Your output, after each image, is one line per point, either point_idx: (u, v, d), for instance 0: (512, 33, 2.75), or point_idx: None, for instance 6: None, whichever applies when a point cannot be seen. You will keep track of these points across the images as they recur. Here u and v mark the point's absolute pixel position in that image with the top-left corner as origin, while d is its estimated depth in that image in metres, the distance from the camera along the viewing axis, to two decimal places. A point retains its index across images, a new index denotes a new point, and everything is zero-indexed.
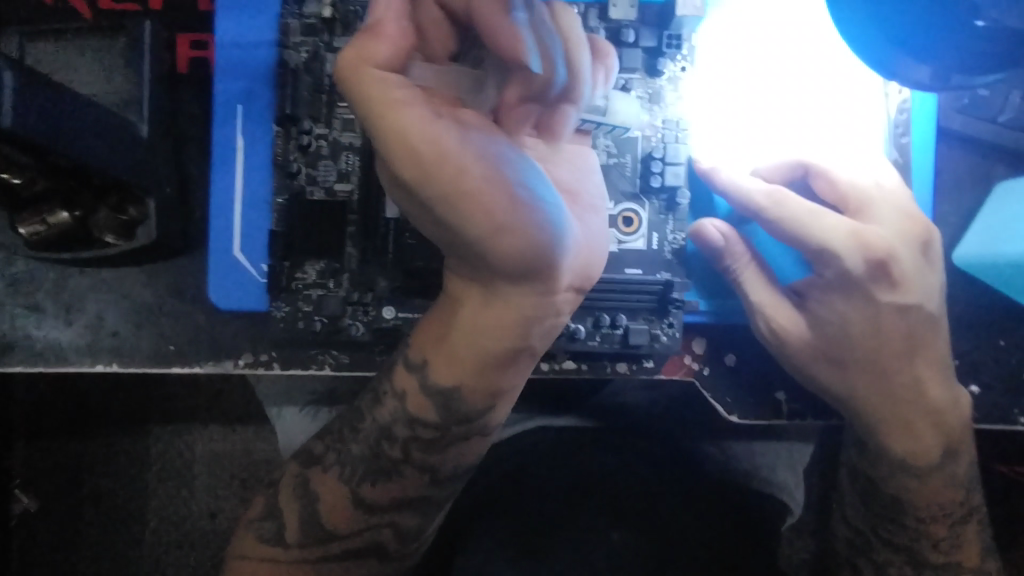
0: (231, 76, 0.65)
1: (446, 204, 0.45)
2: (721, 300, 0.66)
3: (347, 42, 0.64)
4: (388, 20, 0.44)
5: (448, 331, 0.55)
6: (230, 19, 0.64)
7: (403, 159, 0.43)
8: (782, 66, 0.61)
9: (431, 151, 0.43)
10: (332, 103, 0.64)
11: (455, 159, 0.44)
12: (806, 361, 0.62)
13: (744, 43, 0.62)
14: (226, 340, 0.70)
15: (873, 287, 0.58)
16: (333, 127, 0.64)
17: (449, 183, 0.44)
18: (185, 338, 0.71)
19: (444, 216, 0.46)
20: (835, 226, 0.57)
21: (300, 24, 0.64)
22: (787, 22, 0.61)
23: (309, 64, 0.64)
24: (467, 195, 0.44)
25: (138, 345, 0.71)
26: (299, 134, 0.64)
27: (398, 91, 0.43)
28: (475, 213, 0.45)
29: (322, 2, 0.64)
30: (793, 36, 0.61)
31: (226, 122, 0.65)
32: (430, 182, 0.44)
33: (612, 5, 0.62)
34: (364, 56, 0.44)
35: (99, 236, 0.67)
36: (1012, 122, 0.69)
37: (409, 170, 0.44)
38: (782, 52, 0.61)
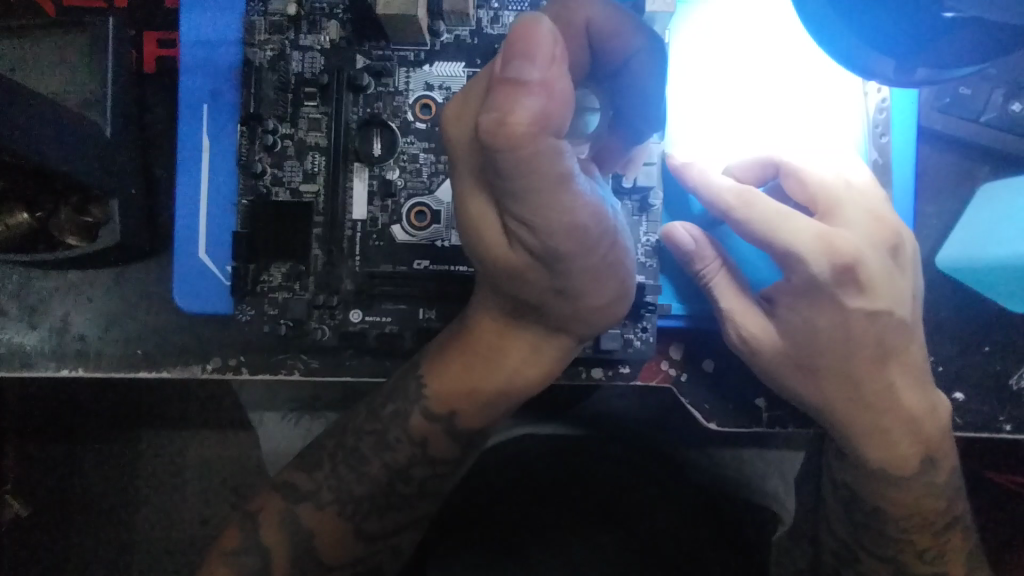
0: (197, 74, 0.64)
1: (584, 274, 0.47)
2: (694, 304, 0.64)
3: (314, 39, 0.63)
4: (559, 77, 0.37)
5: (486, 369, 0.57)
6: (198, 17, 0.64)
7: (565, 237, 0.43)
8: (750, 68, 0.62)
9: (593, 229, 0.44)
10: (298, 102, 0.63)
11: (605, 235, 0.45)
12: (778, 369, 0.60)
13: (717, 46, 0.62)
14: (194, 344, 0.69)
15: (841, 293, 0.57)
16: (298, 127, 0.63)
17: (595, 255, 0.46)
18: (153, 342, 0.70)
19: (570, 279, 0.48)
20: (802, 228, 0.56)
21: (266, 22, 0.63)
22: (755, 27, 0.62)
23: (274, 62, 0.63)
24: (607, 266, 0.47)
25: (106, 348, 0.70)
26: (264, 133, 0.62)
27: (566, 167, 0.40)
28: (608, 282, 0.49)
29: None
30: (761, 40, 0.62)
31: (192, 121, 0.64)
32: (578, 256, 0.45)
33: None
34: (537, 121, 0.37)
35: (60, 238, 0.65)
36: (994, 122, 0.67)
37: (565, 246, 0.44)
38: (751, 56, 0.62)
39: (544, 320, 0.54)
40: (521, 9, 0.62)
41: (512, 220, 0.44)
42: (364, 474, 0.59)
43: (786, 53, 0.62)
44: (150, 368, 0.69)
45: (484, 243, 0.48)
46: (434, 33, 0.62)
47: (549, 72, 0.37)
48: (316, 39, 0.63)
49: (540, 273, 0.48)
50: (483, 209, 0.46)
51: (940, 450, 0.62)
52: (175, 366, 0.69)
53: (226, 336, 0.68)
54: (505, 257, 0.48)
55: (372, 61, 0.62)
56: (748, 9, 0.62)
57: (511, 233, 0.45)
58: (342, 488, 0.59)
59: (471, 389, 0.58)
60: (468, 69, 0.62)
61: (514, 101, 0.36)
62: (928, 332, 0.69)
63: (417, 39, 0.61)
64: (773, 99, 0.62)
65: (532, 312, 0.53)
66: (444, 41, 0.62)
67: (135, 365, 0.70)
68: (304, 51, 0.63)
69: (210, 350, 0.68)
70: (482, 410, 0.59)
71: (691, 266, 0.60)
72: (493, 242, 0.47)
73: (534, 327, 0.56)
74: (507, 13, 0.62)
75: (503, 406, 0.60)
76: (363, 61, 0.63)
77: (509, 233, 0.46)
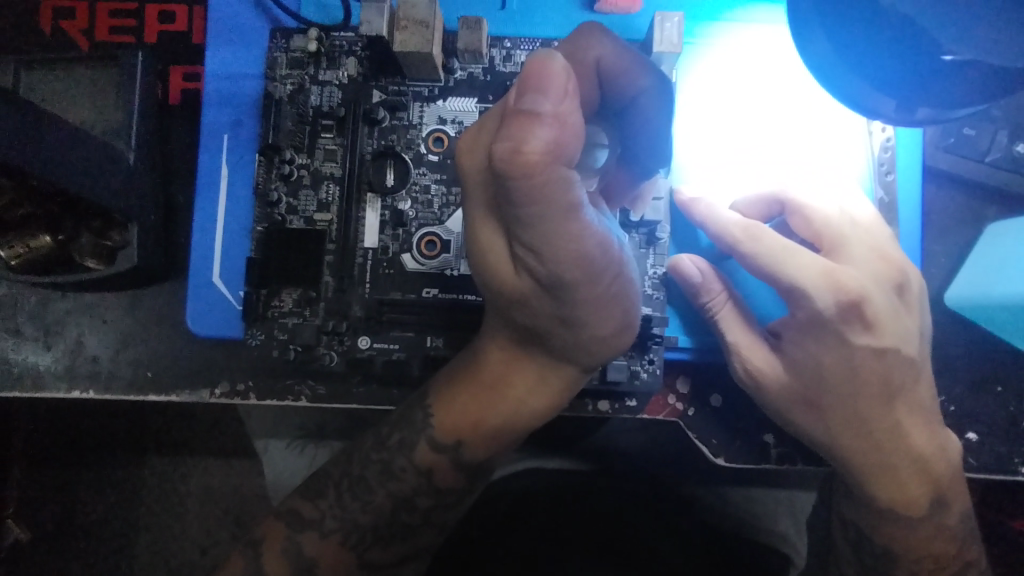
0: (219, 106, 0.67)
1: (587, 306, 0.48)
2: (699, 336, 0.64)
3: (332, 74, 0.65)
4: (570, 110, 0.39)
5: (491, 398, 0.58)
6: (223, 52, 0.67)
7: (571, 266, 0.44)
8: (757, 107, 0.63)
9: (599, 258, 0.45)
10: (315, 134, 0.65)
11: (611, 266, 0.46)
12: (784, 405, 0.60)
13: (724, 85, 0.64)
14: (204, 367, 0.69)
15: (846, 330, 0.57)
16: (314, 157, 0.65)
17: (601, 285, 0.47)
18: (164, 364, 0.70)
19: (574, 309, 0.48)
20: (807, 264, 0.56)
21: (288, 58, 0.66)
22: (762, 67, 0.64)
23: (293, 95, 0.65)
24: (612, 298, 0.48)
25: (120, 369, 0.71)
26: (281, 163, 0.64)
27: (575, 196, 0.41)
28: (613, 312, 0.50)
29: (308, 37, 0.65)
30: (767, 80, 0.64)
31: (212, 150, 0.66)
32: (584, 287, 0.46)
33: None
34: (549, 151, 0.38)
35: (80, 261, 0.66)
36: (999, 162, 0.67)
37: (570, 275, 0.45)
38: (758, 94, 0.64)
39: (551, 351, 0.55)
40: (533, 47, 0.65)
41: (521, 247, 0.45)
42: (368, 503, 0.59)
43: (790, 94, 0.64)
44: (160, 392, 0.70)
45: (492, 268, 0.49)
46: (448, 71, 0.64)
47: (561, 105, 0.38)
48: (335, 74, 0.65)
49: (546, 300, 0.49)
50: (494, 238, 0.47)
51: (951, 491, 0.61)
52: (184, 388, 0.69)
53: (234, 361, 0.68)
54: (513, 284, 0.49)
55: (387, 95, 0.65)
56: (755, 50, 0.64)
57: (517, 257, 0.46)
58: (344, 518, 0.58)
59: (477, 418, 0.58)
60: (481, 105, 0.64)
61: (528, 130, 0.37)
62: (939, 370, 0.68)
63: (432, 75, 0.64)
64: (779, 140, 0.63)
65: (538, 340, 0.54)
66: (458, 77, 0.65)
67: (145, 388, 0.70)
68: (323, 86, 0.65)
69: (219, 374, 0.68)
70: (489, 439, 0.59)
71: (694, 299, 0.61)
72: (503, 268, 0.48)
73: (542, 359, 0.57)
74: (519, 52, 0.65)
75: (504, 433, 0.59)
76: (379, 95, 0.65)
77: (516, 259, 0.47)
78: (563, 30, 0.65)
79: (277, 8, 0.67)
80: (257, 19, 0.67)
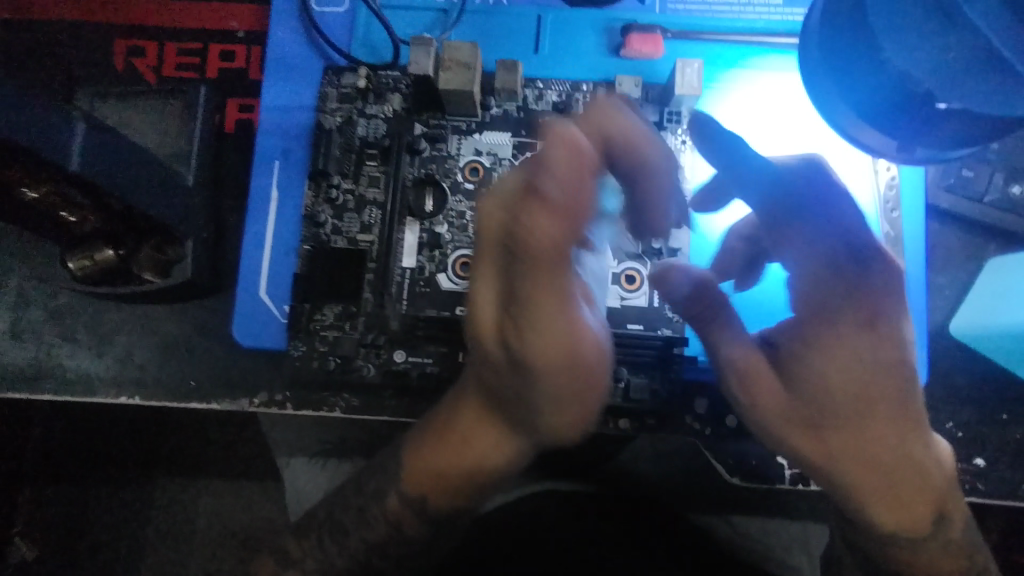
0: (271, 134, 0.73)
1: (555, 400, 0.48)
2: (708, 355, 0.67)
3: (379, 109, 0.71)
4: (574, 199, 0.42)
5: (446, 447, 0.59)
6: (276, 86, 0.73)
7: (549, 355, 0.44)
8: (775, 142, 0.68)
9: (588, 357, 0.45)
10: (361, 163, 0.70)
11: (592, 380, 0.47)
12: (781, 430, 0.56)
13: (741, 123, 0.69)
14: (240, 375, 0.72)
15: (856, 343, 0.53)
16: (359, 183, 0.70)
17: (579, 381, 0.46)
18: (203, 373, 0.74)
19: (536, 396, 0.48)
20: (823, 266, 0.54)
21: (337, 93, 0.72)
22: (776, 109, 0.69)
23: (342, 127, 0.71)
24: (578, 402, 0.48)
25: (159, 376, 0.74)
26: (329, 188, 0.70)
27: (569, 286, 0.43)
28: (579, 408, 0.48)
29: (358, 75, 0.71)
30: (781, 119, 0.69)
31: (265, 173, 0.72)
32: (556, 382, 0.46)
33: (618, 84, 0.69)
34: (553, 240, 0.41)
35: (138, 273, 0.70)
36: (995, 202, 0.72)
37: (544, 362, 0.44)
38: (774, 131, 0.69)
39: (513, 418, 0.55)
40: (564, 87, 0.70)
41: (516, 311, 0.44)
42: (384, 502, 0.62)
43: (803, 132, 0.69)
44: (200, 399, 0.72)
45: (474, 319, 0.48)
46: (485, 109, 0.70)
47: (567, 192, 0.42)
48: (381, 109, 0.71)
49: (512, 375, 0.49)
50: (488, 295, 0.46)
51: (952, 509, 0.61)
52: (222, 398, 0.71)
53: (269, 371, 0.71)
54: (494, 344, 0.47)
55: (428, 129, 0.70)
56: (770, 93, 0.70)
57: (503, 319, 0.46)
58: (377, 520, 0.62)
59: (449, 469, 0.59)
60: (514, 138, 0.70)
61: (535, 216, 0.42)
62: (946, 398, 0.71)
63: (470, 112, 0.70)
64: None
65: (505, 409, 0.55)
66: (494, 114, 0.70)
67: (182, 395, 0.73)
68: (369, 119, 0.71)
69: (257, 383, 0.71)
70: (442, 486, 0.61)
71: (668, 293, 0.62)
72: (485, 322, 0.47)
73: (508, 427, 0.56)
74: (551, 91, 0.70)
75: (482, 467, 0.59)
76: (421, 128, 0.70)
77: (503, 323, 0.46)
78: (591, 72, 0.71)
79: (330, 48, 0.73)
80: (311, 58, 0.73)
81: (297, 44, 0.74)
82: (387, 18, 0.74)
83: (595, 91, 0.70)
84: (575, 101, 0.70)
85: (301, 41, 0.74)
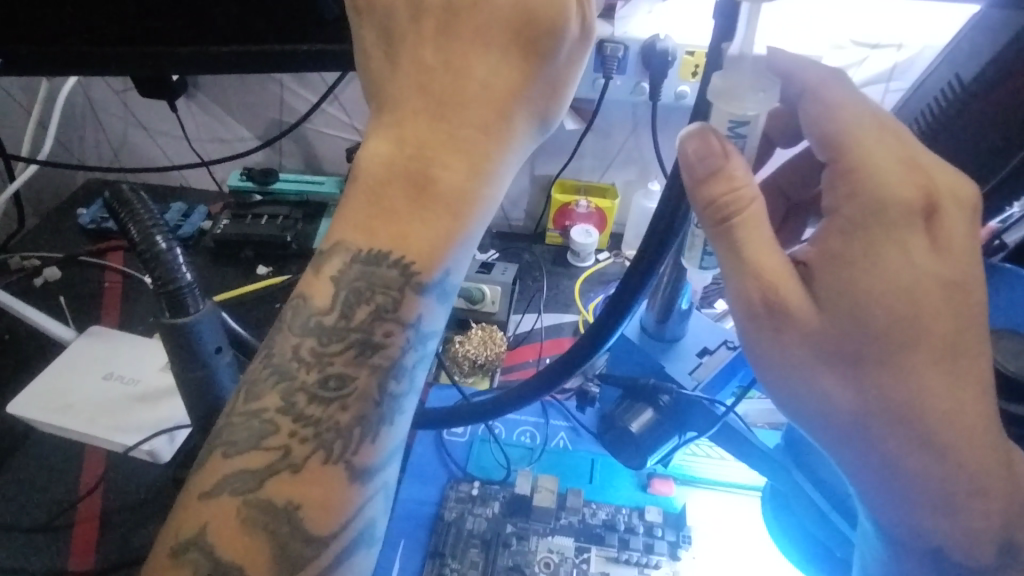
0: (404, 522, 1.03)
1: (831, 290, 0.60)
2: (839, 302, 0.59)
3: (483, 509, 1.03)
4: (824, 79, 0.64)
5: (451, 143, 0.60)
6: (412, 487, 1.07)
7: (454, 191, 0.60)
8: (741, 561, 0.97)
9: (473, 207, 0.61)
10: (467, 549, 0.98)
11: (460, 141, 0.60)
12: (859, 310, 0.58)
13: (721, 545, 0.98)
14: (301, 565, 0.54)
15: (902, 236, 0.58)
16: (463, 563, 0.97)
17: (453, 186, 0.60)
18: (245, 539, 0.54)
19: (439, 171, 0.59)
20: (789, 273, 0.61)
21: (456, 496, 1.05)
22: (737, 537, 1.00)
23: (455, 520, 1.02)
24: (827, 338, 0.60)
25: (180, 546, 0.54)
26: (443, 565, 0.97)
27: (842, 101, 0.62)
28: (464, 192, 0.60)
29: (472, 485, 1.06)
30: (741, 545, 0.99)
31: (392, 551, 0.99)
32: (881, 316, 0.57)
33: (647, 510, 1.02)
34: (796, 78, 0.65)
35: None
36: None
37: (757, 264, 0.61)
38: (738, 554, 0.98)
39: (541, 76, 0.62)
40: (609, 508, 1.03)
41: (927, 165, 0.59)
42: None
43: (756, 556, 0.98)
44: (282, 491, 0.55)
45: (854, 135, 0.60)
46: (557, 519, 1.01)
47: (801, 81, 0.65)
48: (484, 510, 1.03)
49: (763, 323, 0.62)
50: (881, 143, 0.60)
51: None
52: (352, 316, 0.59)
53: (348, 198, 0.62)
54: (916, 182, 0.57)
55: (517, 527, 1.00)
56: (732, 525, 1.01)
57: (846, 206, 0.60)
58: None
59: (415, 147, 0.60)
60: (575, 542, 0.99)
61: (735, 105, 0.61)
62: None
63: (547, 520, 1.00)
64: None
65: (424, 187, 0.59)
66: (561, 522, 1.01)
67: (309, 305, 0.60)
68: (476, 517, 1.02)
69: (333, 426, 0.57)
70: (472, 172, 0.60)
71: (739, 99, 0.61)
72: (868, 151, 0.59)
73: (534, 100, 0.63)
74: (601, 510, 1.02)
75: None
76: (511, 526, 1.00)
77: (839, 178, 0.61)
78: (623, 498, 1.05)
79: (452, 462, 1.11)
80: (439, 467, 1.10)
81: (430, 458, 1.11)
82: (489, 448, 1.13)
83: (631, 512, 1.02)
84: (618, 520, 1.01)
85: (433, 455, 1.12)
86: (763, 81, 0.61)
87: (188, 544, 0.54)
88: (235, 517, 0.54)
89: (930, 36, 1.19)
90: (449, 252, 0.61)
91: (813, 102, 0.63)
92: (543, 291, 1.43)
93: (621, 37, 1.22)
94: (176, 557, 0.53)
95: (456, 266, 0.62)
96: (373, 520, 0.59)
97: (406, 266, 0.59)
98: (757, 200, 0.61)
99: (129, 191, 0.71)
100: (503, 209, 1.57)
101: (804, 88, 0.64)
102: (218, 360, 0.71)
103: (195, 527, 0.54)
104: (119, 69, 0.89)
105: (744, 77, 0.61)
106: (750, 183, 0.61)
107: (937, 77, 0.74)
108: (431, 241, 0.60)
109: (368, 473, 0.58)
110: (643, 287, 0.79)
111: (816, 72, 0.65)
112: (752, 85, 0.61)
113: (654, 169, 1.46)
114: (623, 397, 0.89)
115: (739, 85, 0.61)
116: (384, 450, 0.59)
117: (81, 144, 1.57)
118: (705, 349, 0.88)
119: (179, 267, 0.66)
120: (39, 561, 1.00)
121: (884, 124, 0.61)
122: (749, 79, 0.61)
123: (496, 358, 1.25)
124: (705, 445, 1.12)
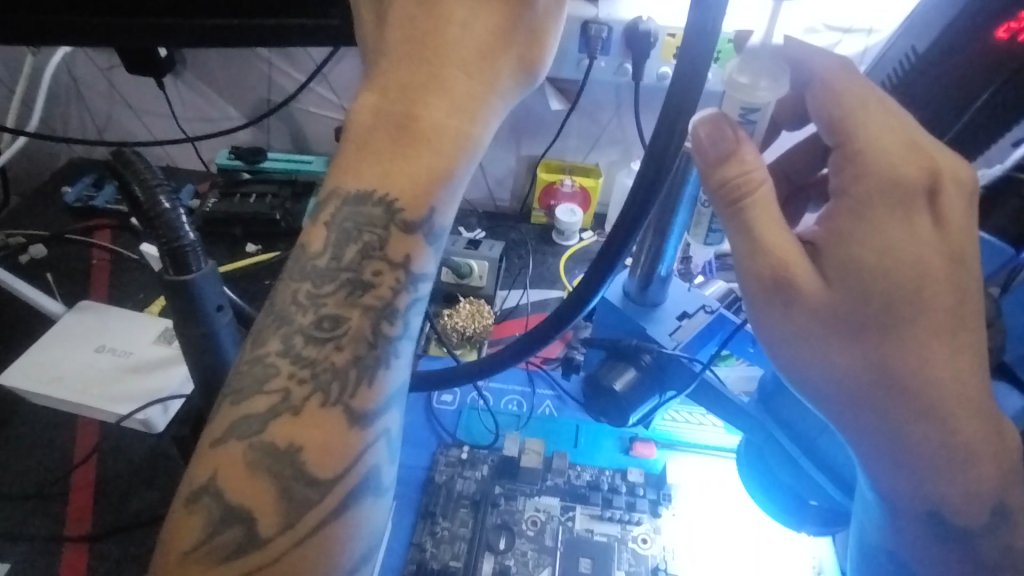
0: (400, 488, 1.06)
1: (838, 265, 0.64)
2: (841, 281, 0.64)
3: (472, 473, 1.06)
4: (826, 60, 0.67)
5: (431, 85, 0.65)
6: (406, 454, 1.11)
7: (435, 129, 0.64)
8: (718, 517, 1.02)
9: (454, 143, 0.64)
10: (456, 509, 1.02)
11: (438, 86, 0.65)
12: (868, 273, 0.63)
13: (701, 503, 1.03)
14: (306, 505, 0.56)
15: (910, 204, 0.62)
16: (454, 522, 1.01)
17: (435, 124, 0.64)
18: (253, 482, 0.56)
19: (422, 113, 0.64)
20: (787, 243, 0.65)
21: (446, 460, 1.08)
22: (712, 496, 1.04)
23: (446, 482, 1.05)
24: (836, 310, 0.64)
25: (194, 493, 0.56)
26: (435, 524, 1.01)
27: (842, 78, 0.65)
28: (446, 130, 0.64)
29: (461, 449, 1.10)
30: (717, 503, 1.04)
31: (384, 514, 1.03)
32: (881, 284, 0.62)
33: (629, 472, 1.07)
34: (796, 61, 0.68)
35: None
36: None
37: (769, 243, 0.65)
38: (716, 511, 1.03)
39: (520, 21, 0.68)
40: (592, 470, 1.07)
41: (929, 148, 0.63)
42: None
43: (733, 512, 1.03)
44: (285, 433, 0.57)
45: (857, 120, 0.64)
46: (544, 480, 1.05)
47: (810, 60, 0.67)
48: (474, 473, 1.06)
49: (772, 295, 0.66)
50: (883, 123, 0.63)
51: None
52: (341, 257, 0.62)
53: (342, 152, 0.66)
54: (923, 163, 0.62)
55: (505, 488, 1.04)
56: (709, 485, 1.06)
57: (852, 187, 0.64)
58: None
59: (398, 92, 0.65)
60: (561, 501, 1.03)
61: (752, 94, 0.66)
62: None
63: (533, 481, 1.04)
64: (737, 539, 1.00)
65: (407, 128, 0.63)
66: (548, 483, 1.05)
67: (306, 251, 0.63)
68: (467, 479, 1.06)
69: (329, 367, 0.59)
70: (452, 111, 0.65)
71: (754, 89, 0.66)
72: (872, 134, 0.63)
73: (514, 48, 0.68)
74: (586, 472, 1.07)
75: None
76: (499, 488, 1.04)
77: (846, 160, 0.64)
78: (604, 462, 1.10)
79: (441, 429, 1.14)
80: (428, 433, 1.14)
81: (421, 426, 1.15)
82: (478, 415, 1.17)
83: (614, 473, 1.07)
84: (602, 481, 1.05)
85: (424, 422, 1.15)
86: (778, 71, 0.66)
87: (201, 491, 0.56)
88: (243, 462, 0.56)
89: (899, 19, 1.24)
90: (434, 188, 0.64)
91: (822, 90, 0.66)
92: (528, 268, 1.47)
93: (605, 18, 1.25)
94: (190, 503, 0.56)
95: (442, 205, 0.64)
96: (378, 466, 0.60)
97: (393, 204, 0.62)
98: (764, 182, 0.66)
99: (129, 153, 0.73)
100: (489, 189, 1.61)
101: (812, 76, 0.67)
102: (218, 318, 0.73)
103: (206, 474, 0.56)
104: (113, 39, 0.90)
105: (761, 66, 0.66)
106: (761, 165, 0.65)
107: (897, 48, 0.78)
108: (415, 178, 0.63)
109: (368, 418, 0.59)
110: (626, 251, 0.84)
111: (824, 63, 0.67)
112: (769, 73, 0.66)
113: (637, 147, 1.50)
114: (606, 359, 0.93)
115: (758, 72, 0.66)
116: (384, 392, 0.60)
117: (66, 120, 1.56)
118: (684, 313, 0.92)
119: (182, 227, 0.69)
120: (38, 527, 1.02)
121: (883, 105, 0.65)
122: (762, 69, 0.66)
123: (484, 330, 1.29)
124: (685, 411, 1.16)
